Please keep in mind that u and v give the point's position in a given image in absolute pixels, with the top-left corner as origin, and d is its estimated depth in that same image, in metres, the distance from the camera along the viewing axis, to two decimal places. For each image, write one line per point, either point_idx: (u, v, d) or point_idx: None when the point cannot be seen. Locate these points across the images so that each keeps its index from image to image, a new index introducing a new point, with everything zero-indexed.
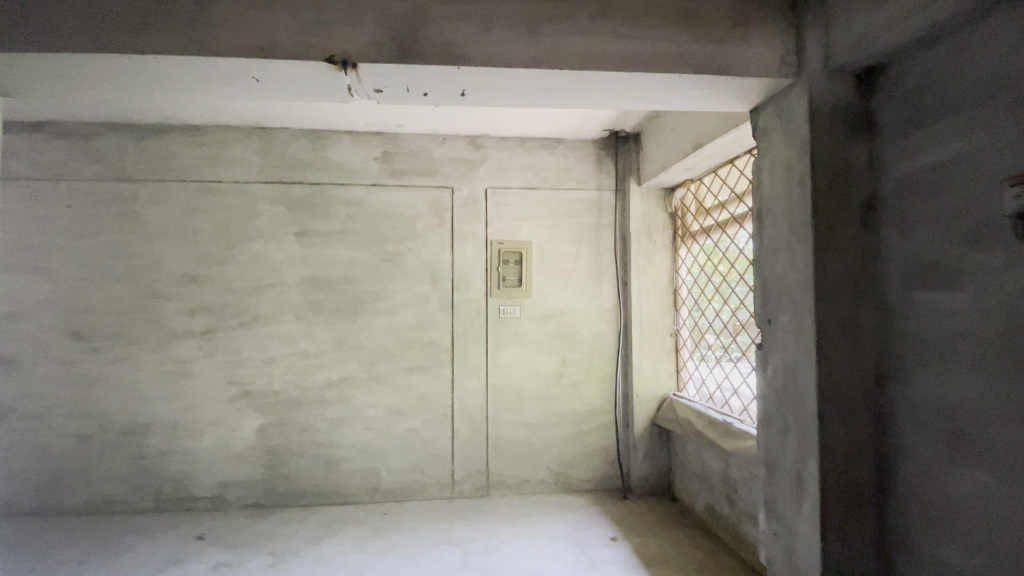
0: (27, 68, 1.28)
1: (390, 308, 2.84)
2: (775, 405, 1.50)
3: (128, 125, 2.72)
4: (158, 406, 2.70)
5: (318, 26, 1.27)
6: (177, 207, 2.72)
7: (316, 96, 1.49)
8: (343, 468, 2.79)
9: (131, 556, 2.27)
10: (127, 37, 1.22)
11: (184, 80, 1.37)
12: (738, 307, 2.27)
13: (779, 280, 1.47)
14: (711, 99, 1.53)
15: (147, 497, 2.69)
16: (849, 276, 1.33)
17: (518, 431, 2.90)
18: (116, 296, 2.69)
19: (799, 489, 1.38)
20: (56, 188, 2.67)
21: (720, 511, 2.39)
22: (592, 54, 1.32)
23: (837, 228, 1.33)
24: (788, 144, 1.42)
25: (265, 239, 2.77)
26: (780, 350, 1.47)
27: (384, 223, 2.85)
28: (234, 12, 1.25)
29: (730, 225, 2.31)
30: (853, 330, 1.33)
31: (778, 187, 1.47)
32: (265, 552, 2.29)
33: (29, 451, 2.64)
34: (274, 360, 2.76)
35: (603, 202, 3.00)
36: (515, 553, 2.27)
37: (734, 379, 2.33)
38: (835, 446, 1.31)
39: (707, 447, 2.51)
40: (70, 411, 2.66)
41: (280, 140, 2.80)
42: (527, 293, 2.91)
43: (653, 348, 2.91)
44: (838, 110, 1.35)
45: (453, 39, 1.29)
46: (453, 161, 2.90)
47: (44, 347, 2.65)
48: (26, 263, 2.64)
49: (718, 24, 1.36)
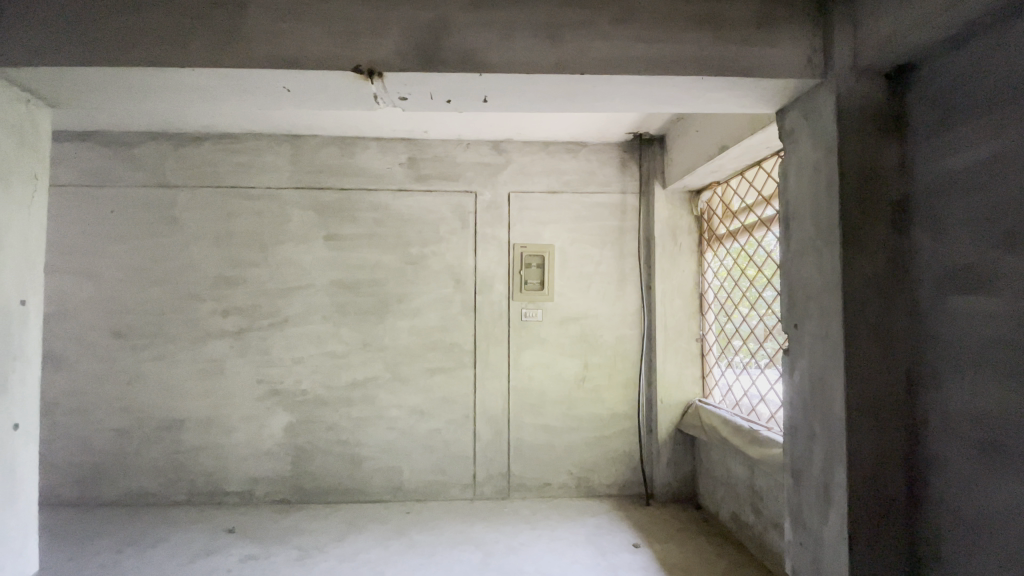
0: (76, 81, 1.36)
1: (414, 311, 2.88)
2: (801, 412, 1.46)
3: (168, 134, 2.85)
4: (192, 403, 2.80)
5: (344, 37, 1.31)
6: (213, 212, 2.84)
7: (343, 104, 1.53)
8: (367, 467, 2.84)
9: (165, 546, 2.36)
10: (167, 50, 1.29)
11: (219, 90, 1.43)
12: (765, 313, 2.23)
13: (806, 285, 1.44)
14: (735, 102, 1.51)
15: (181, 489, 2.80)
16: (880, 280, 1.29)
17: (540, 434, 2.90)
18: (154, 297, 2.81)
19: (826, 497, 1.35)
20: (101, 194, 2.81)
21: (745, 520, 2.34)
22: (613, 59, 1.32)
23: (866, 231, 1.30)
24: (815, 145, 1.40)
25: (295, 242, 2.86)
26: (807, 355, 1.44)
27: (408, 227, 2.90)
28: (266, 25, 1.31)
29: (757, 228, 2.27)
30: (883, 335, 1.29)
31: (805, 190, 1.44)
32: (291, 547, 2.35)
33: (73, 443, 2.77)
34: (302, 360, 2.84)
35: (627, 205, 2.99)
36: (536, 555, 2.27)
37: (760, 386, 2.29)
38: (862, 454, 1.27)
39: (733, 455, 2.46)
40: (111, 406, 2.79)
41: (311, 147, 2.89)
42: (549, 296, 2.91)
43: (678, 352, 2.87)
44: (867, 110, 1.32)
45: (475, 46, 1.32)
46: (477, 165, 2.94)
47: (88, 345, 2.79)
48: (73, 266, 2.79)
49: (742, 26, 1.35)
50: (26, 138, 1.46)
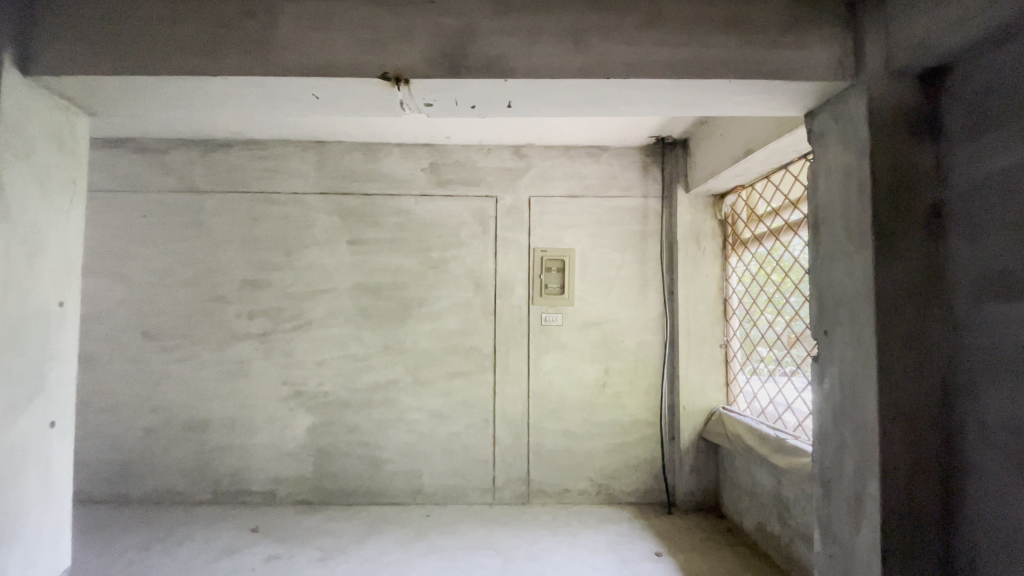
0: (115, 89, 1.41)
1: (435, 314, 2.90)
2: (831, 421, 1.43)
3: (198, 141, 2.93)
4: (219, 403, 2.86)
5: (371, 45, 1.33)
6: (240, 216, 2.90)
7: (369, 111, 1.56)
8: (388, 470, 2.86)
9: (192, 544, 2.41)
10: (202, 60, 1.33)
11: (250, 98, 1.46)
12: (792, 319, 2.19)
13: (837, 291, 1.41)
14: (762, 105, 1.49)
15: (206, 488, 2.85)
16: (914, 286, 1.26)
17: (560, 439, 2.89)
18: (183, 299, 2.88)
19: (857, 510, 1.31)
20: (133, 199, 2.89)
21: (771, 530, 2.29)
22: (638, 64, 1.32)
23: (900, 236, 1.26)
24: (846, 148, 1.37)
25: (318, 246, 2.90)
26: (837, 363, 1.40)
27: (429, 232, 2.93)
28: (297, 34, 1.33)
29: (784, 233, 2.23)
30: (918, 343, 1.25)
31: (836, 194, 1.41)
32: (314, 548, 2.38)
33: (105, 441, 2.85)
34: (325, 362, 2.88)
35: (649, 209, 2.96)
36: (556, 562, 2.26)
37: (787, 394, 2.24)
38: (896, 465, 1.23)
39: (758, 464, 2.41)
40: (141, 405, 2.86)
41: (335, 153, 2.94)
42: (569, 300, 2.90)
43: (701, 359, 2.83)
44: (901, 112, 1.28)
45: (500, 53, 1.33)
46: (498, 170, 2.95)
47: (120, 346, 2.87)
48: (107, 269, 2.88)
49: (771, 29, 1.33)
50: (67, 145, 1.52)
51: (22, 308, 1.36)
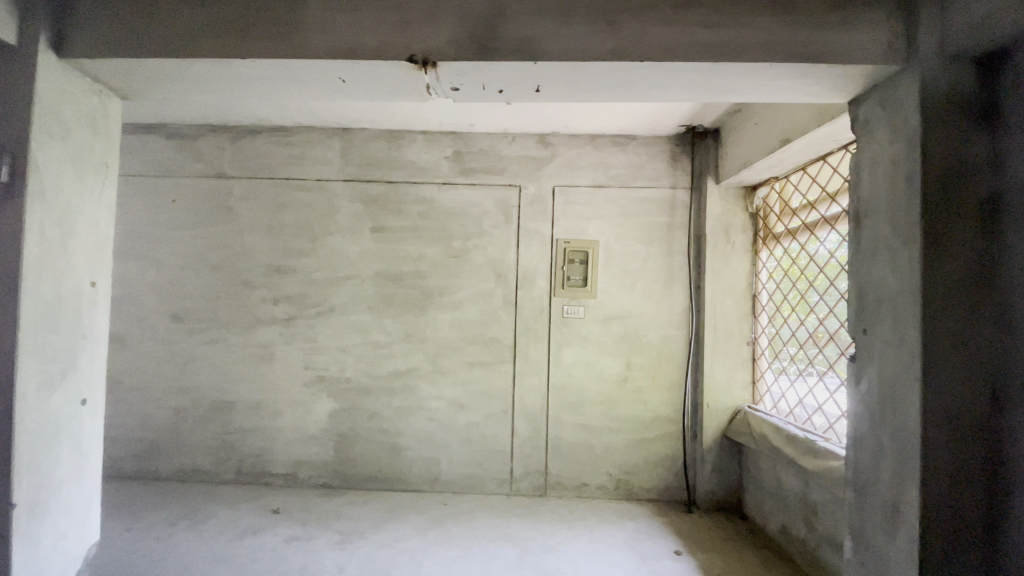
0: (146, 71, 1.42)
1: (455, 303, 2.89)
2: (867, 424, 1.36)
3: (226, 127, 2.96)
4: (243, 386, 2.91)
5: (399, 26, 1.31)
6: (266, 202, 2.93)
7: (396, 95, 1.53)
8: (407, 457, 2.88)
9: (215, 522, 2.46)
10: (229, 42, 1.32)
11: (278, 81, 1.46)
12: (825, 317, 2.11)
13: (878, 287, 1.34)
14: (803, 91, 1.42)
15: (231, 468, 2.92)
16: (964, 285, 1.18)
17: (579, 433, 2.86)
18: (210, 282, 2.93)
19: (894, 516, 1.25)
20: (163, 184, 2.95)
21: (796, 534, 2.23)
22: (674, 46, 1.26)
23: (951, 231, 1.19)
24: (894, 136, 1.29)
25: (342, 233, 2.92)
26: (877, 363, 1.33)
27: (452, 221, 2.91)
28: (324, 16, 1.32)
29: (820, 227, 2.15)
30: (965, 345, 1.18)
31: (881, 185, 1.34)
32: (333, 531, 2.41)
33: (134, 419, 2.94)
34: (347, 348, 2.90)
35: (677, 200, 2.89)
36: (573, 555, 2.25)
37: (818, 394, 2.17)
38: (940, 472, 1.17)
39: (785, 466, 2.35)
40: (169, 385, 2.93)
41: (360, 140, 2.94)
42: (591, 293, 2.86)
43: (727, 355, 2.76)
44: (956, 99, 1.20)
45: (530, 34, 1.29)
46: (523, 159, 2.91)
47: (149, 327, 2.94)
48: (138, 252, 2.95)
49: (817, 9, 1.26)
50: (99, 128, 1.54)
51: (56, 288, 1.39)
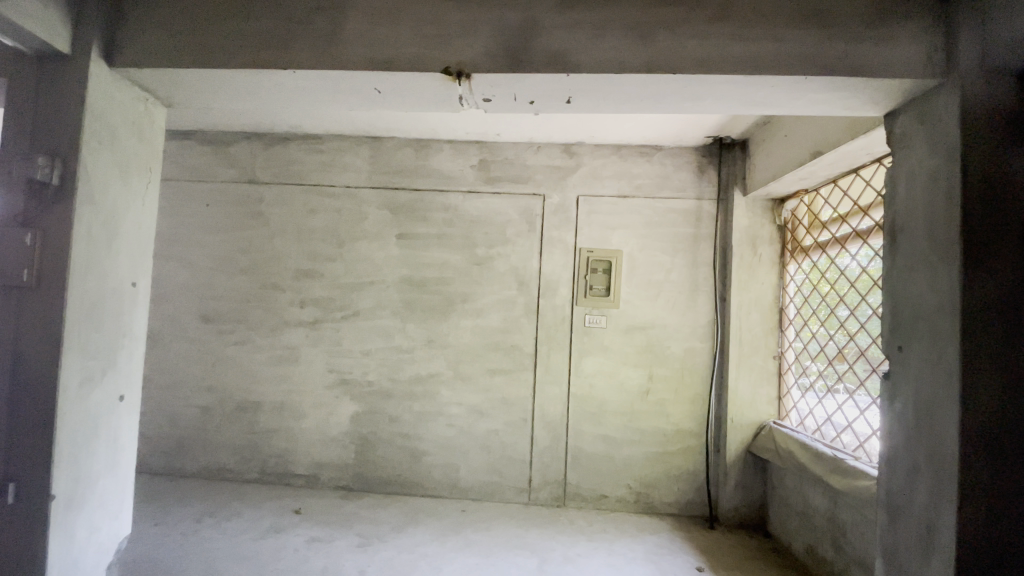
0: (191, 81, 1.48)
1: (478, 310, 2.91)
2: (901, 442, 1.33)
3: (259, 134, 3.05)
4: (268, 387, 2.97)
5: (434, 39, 1.34)
6: (296, 207, 3.00)
7: (429, 106, 1.57)
8: (426, 462, 2.90)
9: (239, 520, 2.51)
10: (271, 54, 1.37)
11: (317, 92, 1.50)
12: (856, 332, 2.07)
13: (915, 303, 1.31)
14: (839, 104, 1.40)
15: (254, 467, 2.97)
16: (1004, 303, 1.15)
17: (599, 444, 2.84)
18: (239, 285, 3.01)
19: (929, 539, 1.22)
20: (199, 188, 3.04)
21: (823, 554, 2.18)
22: (708, 59, 1.27)
23: (991, 248, 1.16)
24: (932, 151, 1.27)
25: (368, 239, 2.97)
26: (912, 381, 1.30)
27: (476, 229, 2.94)
28: (363, 30, 1.36)
29: (851, 241, 2.12)
30: (1006, 365, 1.15)
31: (919, 200, 1.31)
32: (353, 533, 2.43)
33: (163, 417, 3.01)
34: (370, 352, 2.94)
35: (703, 211, 2.87)
36: (592, 567, 2.23)
37: (847, 412, 2.12)
38: (977, 494, 1.14)
39: (812, 484, 2.29)
40: (198, 384, 3.01)
41: (388, 148, 3.00)
42: (614, 302, 2.85)
43: (752, 369, 2.72)
44: (997, 113, 1.18)
45: (564, 48, 1.30)
46: (547, 168, 2.93)
47: (181, 327, 3.03)
48: (172, 254, 3.04)
49: (852, 23, 1.25)
50: (144, 134, 1.60)
51: (100, 287, 1.45)
